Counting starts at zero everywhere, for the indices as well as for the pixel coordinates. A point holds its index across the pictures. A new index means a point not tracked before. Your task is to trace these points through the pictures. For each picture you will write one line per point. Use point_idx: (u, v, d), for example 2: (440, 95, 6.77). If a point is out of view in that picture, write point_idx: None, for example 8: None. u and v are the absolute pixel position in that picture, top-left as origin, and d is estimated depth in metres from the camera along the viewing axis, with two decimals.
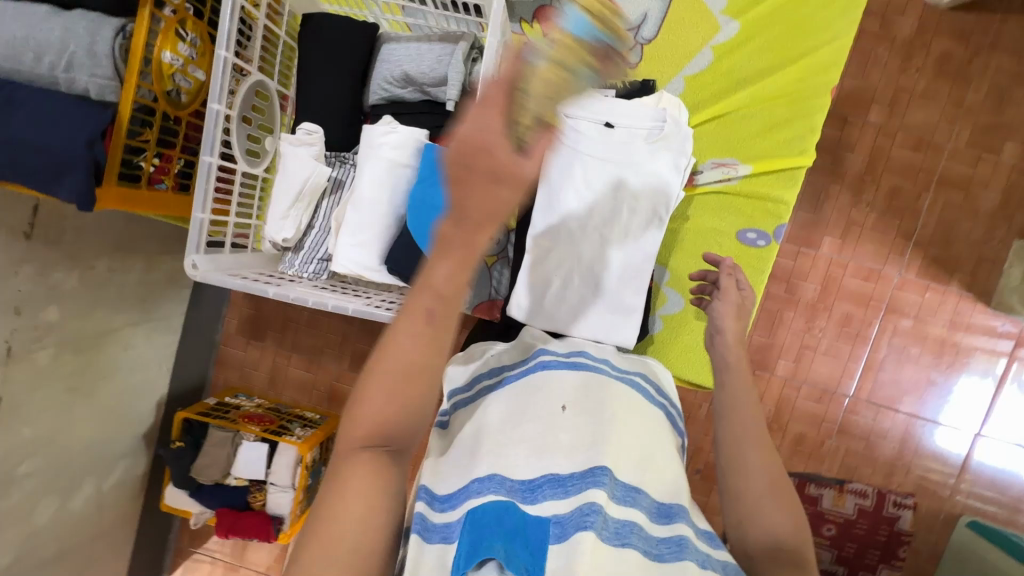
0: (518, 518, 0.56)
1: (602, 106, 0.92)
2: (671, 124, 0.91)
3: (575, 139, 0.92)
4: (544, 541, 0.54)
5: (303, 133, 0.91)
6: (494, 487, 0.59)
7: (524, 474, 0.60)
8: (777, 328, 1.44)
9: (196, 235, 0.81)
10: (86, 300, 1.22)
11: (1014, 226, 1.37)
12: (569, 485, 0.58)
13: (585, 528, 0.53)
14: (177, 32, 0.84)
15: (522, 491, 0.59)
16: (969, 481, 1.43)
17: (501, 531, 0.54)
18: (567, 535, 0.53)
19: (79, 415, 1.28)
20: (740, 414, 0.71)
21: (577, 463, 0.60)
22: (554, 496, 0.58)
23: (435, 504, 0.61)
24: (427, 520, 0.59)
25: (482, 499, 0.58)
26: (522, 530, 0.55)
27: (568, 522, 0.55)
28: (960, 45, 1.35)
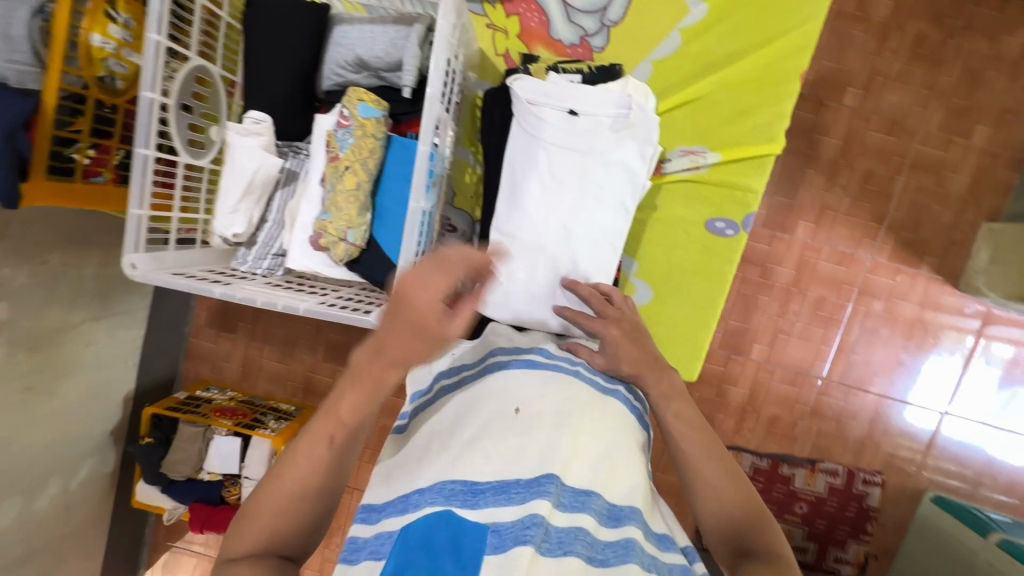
0: (455, 528, 0.56)
1: (567, 94, 0.89)
2: (637, 111, 0.88)
3: (538, 128, 0.89)
4: (480, 548, 0.54)
5: (251, 123, 0.86)
6: (433, 498, 0.58)
7: (468, 475, 0.59)
8: (751, 313, 1.45)
9: (134, 233, 0.77)
10: (39, 295, 1.16)
11: (983, 209, 1.38)
12: (512, 493, 0.58)
13: (524, 543, 0.54)
14: (106, 13, 0.79)
15: (464, 494, 0.58)
16: (935, 457, 1.46)
17: (428, 554, 0.54)
18: (505, 547, 0.54)
19: (39, 415, 1.23)
20: (689, 426, 0.72)
21: (523, 471, 0.59)
22: (497, 502, 0.57)
23: (370, 518, 0.61)
24: (357, 542, 0.59)
25: (419, 512, 0.57)
26: (458, 540, 0.55)
27: (508, 533, 0.55)
28: (934, 27, 1.34)
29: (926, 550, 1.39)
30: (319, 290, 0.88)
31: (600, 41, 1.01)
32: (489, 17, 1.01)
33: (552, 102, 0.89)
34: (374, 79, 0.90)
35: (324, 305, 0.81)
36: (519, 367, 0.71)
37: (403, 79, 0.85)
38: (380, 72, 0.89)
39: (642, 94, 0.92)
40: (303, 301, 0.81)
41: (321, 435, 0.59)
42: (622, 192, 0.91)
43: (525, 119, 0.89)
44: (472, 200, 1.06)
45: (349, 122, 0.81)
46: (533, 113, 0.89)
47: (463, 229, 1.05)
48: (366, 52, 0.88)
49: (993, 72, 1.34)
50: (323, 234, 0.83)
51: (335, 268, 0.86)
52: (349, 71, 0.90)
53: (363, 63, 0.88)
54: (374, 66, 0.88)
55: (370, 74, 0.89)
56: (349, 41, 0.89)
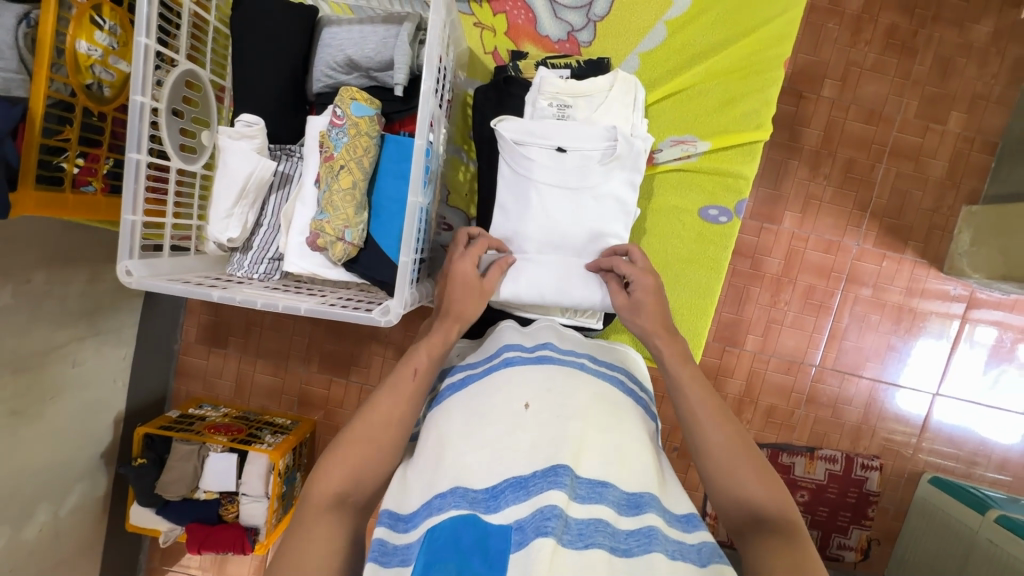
0: (480, 529, 0.55)
1: (552, 132, 0.89)
2: (623, 143, 0.87)
3: (527, 168, 0.89)
4: (505, 549, 0.53)
5: (242, 125, 0.85)
6: (456, 501, 0.57)
7: (485, 480, 0.59)
8: (744, 304, 1.46)
9: (127, 239, 0.76)
10: (24, 315, 1.14)
11: (962, 192, 1.41)
12: (530, 486, 0.57)
13: (546, 535, 0.52)
14: (92, 19, 0.78)
15: (485, 501, 0.57)
16: (930, 439, 1.49)
17: (456, 551, 0.53)
18: (528, 541, 0.52)
19: (26, 439, 1.20)
20: (699, 392, 0.75)
21: (537, 463, 0.59)
22: (515, 500, 0.57)
23: (398, 526, 0.60)
24: (386, 545, 0.58)
25: (442, 516, 0.56)
26: (481, 545, 0.54)
27: (528, 527, 0.53)
28: (906, 18, 1.38)
29: (927, 531, 1.40)
30: (320, 291, 0.88)
31: (587, 36, 1.02)
32: (476, 16, 1.02)
33: (539, 141, 0.89)
34: (365, 79, 0.89)
35: (324, 305, 0.80)
36: (526, 364, 0.73)
37: (395, 77, 0.85)
38: (371, 72, 0.89)
39: (627, 123, 0.92)
40: (303, 301, 0.80)
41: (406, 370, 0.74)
42: (614, 222, 0.90)
43: (513, 160, 0.89)
44: (466, 198, 1.06)
45: (343, 121, 0.81)
46: (520, 154, 0.89)
47: (458, 228, 1.05)
48: (356, 52, 0.87)
49: (963, 60, 1.38)
50: (321, 234, 0.81)
51: (333, 269, 0.86)
52: (339, 72, 0.90)
53: (354, 63, 0.88)
54: (365, 66, 0.88)
55: (361, 74, 0.89)
56: (339, 41, 0.88)
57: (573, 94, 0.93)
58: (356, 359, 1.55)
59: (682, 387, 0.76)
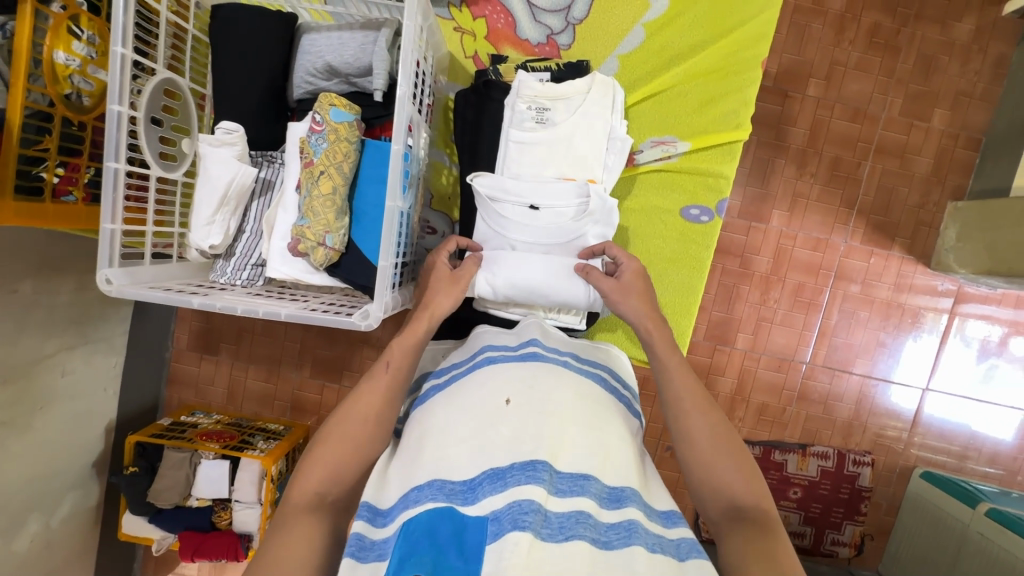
0: (456, 519, 0.55)
1: (526, 191, 0.89)
2: (596, 200, 0.87)
3: (502, 224, 0.90)
4: (481, 542, 0.52)
5: (222, 133, 0.85)
6: (432, 494, 0.58)
7: (463, 474, 0.60)
8: (734, 302, 1.47)
9: (107, 248, 0.77)
10: (12, 325, 1.14)
11: (947, 189, 1.43)
12: (507, 477, 0.57)
13: (522, 528, 0.51)
14: (70, 30, 0.79)
15: (462, 493, 0.58)
16: (921, 434, 1.50)
17: (431, 543, 0.52)
18: (503, 532, 0.52)
19: (16, 450, 1.20)
20: (684, 387, 0.75)
21: (517, 456, 0.59)
22: (492, 491, 0.57)
23: (377, 521, 0.60)
24: (365, 541, 0.58)
25: (420, 508, 0.57)
26: (457, 535, 0.53)
27: (504, 518, 0.53)
28: (888, 17, 1.39)
29: (919, 526, 1.41)
30: (304, 297, 0.88)
31: (567, 40, 1.03)
32: (456, 20, 1.03)
33: (512, 199, 0.89)
34: (345, 85, 0.90)
35: (306, 310, 0.80)
36: (508, 361, 0.73)
37: (374, 83, 0.85)
38: (350, 78, 0.89)
39: (606, 125, 0.94)
40: (284, 307, 0.80)
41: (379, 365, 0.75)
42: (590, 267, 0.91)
43: (489, 216, 0.91)
44: (449, 202, 1.06)
45: (322, 127, 0.81)
46: (495, 211, 0.90)
47: (442, 231, 1.06)
48: (336, 58, 0.88)
49: (946, 58, 1.40)
50: (302, 240, 0.81)
51: (316, 274, 0.86)
52: (319, 78, 0.90)
53: (333, 70, 0.88)
54: (344, 72, 0.88)
55: (341, 80, 0.90)
56: (318, 48, 0.89)
57: (551, 97, 0.94)
58: (348, 364, 1.55)
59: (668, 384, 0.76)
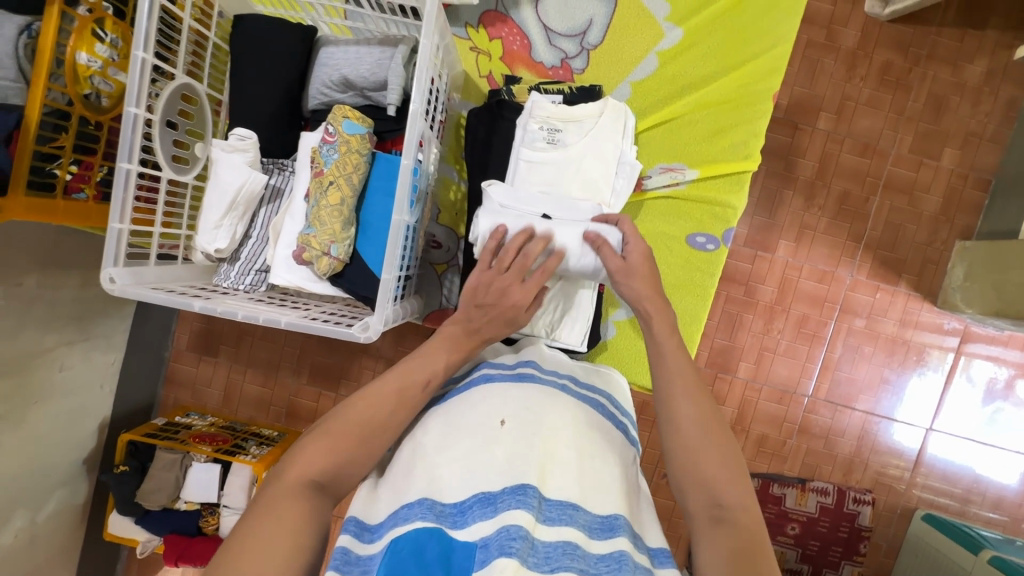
0: (444, 543, 0.54)
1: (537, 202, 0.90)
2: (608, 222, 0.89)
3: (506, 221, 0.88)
4: (470, 567, 0.52)
5: (235, 139, 0.86)
6: (422, 513, 0.56)
7: (454, 496, 0.59)
8: (737, 331, 1.46)
9: (113, 247, 0.77)
10: (15, 318, 1.14)
11: (955, 227, 1.42)
12: (497, 504, 0.56)
13: (508, 555, 0.50)
14: (93, 32, 0.80)
15: (452, 516, 0.57)
16: (924, 475, 1.47)
17: (418, 563, 0.52)
18: (490, 560, 0.51)
19: (8, 444, 1.20)
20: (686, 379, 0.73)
21: (508, 479, 0.58)
22: (482, 517, 0.56)
23: (365, 536, 0.58)
24: (349, 555, 0.56)
25: (408, 525, 0.55)
26: (446, 557, 0.53)
27: (492, 545, 0.52)
28: (900, 56, 1.40)
29: (918, 570, 1.38)
30: (305, 304, 0.88)
31: (580, 64, 1.04)
32: (472, 40, 1.04)
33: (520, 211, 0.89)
34: (359, 98, 0.91)
35: (306, 319, 0.80)
36: (505, 381, 0.71)
37: (388, 98, 0.87)
38: (365, 92, 0.91)
39: (616, 150, 0.94)
40: (284, 314, 0.80)
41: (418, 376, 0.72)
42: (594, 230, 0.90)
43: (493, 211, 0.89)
44: (456, 217, 1.06)
45: (334, 138, 0.82)
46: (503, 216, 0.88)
47: (447, 246, 1.05)
48: (352, 72, 0.89)
49: (956, 98, 1.41)
50: (307, 248, 0.82)
51: (318, 283, 0.86)
52: (334, 91, 0.91)
53: (349, 83, 0.90)
54: (360, 86, 0.89)
55: (356, 93, 0.91)
56: (335, 61, 0.90)
57: (563, 118, 0.94)
58: (346, 373, 1.55)
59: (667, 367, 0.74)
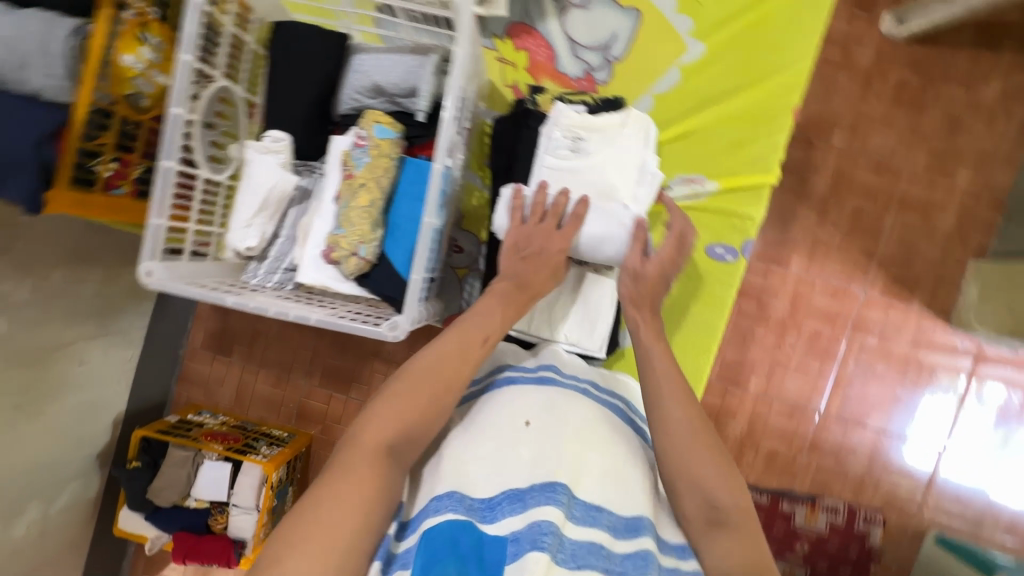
0: (476, 535, 0.56)
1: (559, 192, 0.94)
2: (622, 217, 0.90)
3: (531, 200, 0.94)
4: (501, 562, 0.55)
5: (269, 141, 0.89)
6: (453, 505, 0.57)
7: (483, 491, 0.60)
8: (748, 345, 1.46)
9: (151, 242, 0.79)
10: (37, 312, 1.17)
11: (969, 247, 1.42)
12: (527, 499, 0.58)
13: (540, 549, 0.53)
14: (139, 35, 0.82)
15: (481, 510, 0.59)
16: (936, 496, 1.45)
17: (455, 554, 0.54)
18: (522, 553, 0.54)
19: (24, 435, 1.22)
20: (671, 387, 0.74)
21: (536, 477, 0.60)
22: (511, 513, 0.58)
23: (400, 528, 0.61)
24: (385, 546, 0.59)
25: (439, 517, 0.56)
26: (478, 550, 0.56)
27: (524, 539, 0.55)
28: (915, 75, 1.42)
29: None
30: (330, 303, 0.89)
31: (604, 75, 1.06)
32: (498, 50, 1.07)
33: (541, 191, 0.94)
34: (389, 104, 0.93)
35: (334, 317, 0.82)
36: (528, 384, 0.72)
37: (419, 104, 0.91)
38: (395, 98, 0.93)
39: (638, 159, 0.96)
40: (313, 311, 0.82)
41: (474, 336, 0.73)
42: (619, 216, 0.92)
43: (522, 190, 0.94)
44: (478, 223, 1.08)
45: (366, 143, 0.84)
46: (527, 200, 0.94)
47: (469, 250, 1.07)
48: (383, 79, 0.91)
49: (971, 118, 1.42)
50: (336, 248, 0.84)
51: (345, 283, 0.88)
52: (365, 96, 0.93)
53: (380, 89, 0.92)
54: (390, 92, 0.92)
55: (385, 99, 0.93)
56: (367, 68, 0.92)
57: (586, 127, 0.96)
58: (357, 376, 1.56)
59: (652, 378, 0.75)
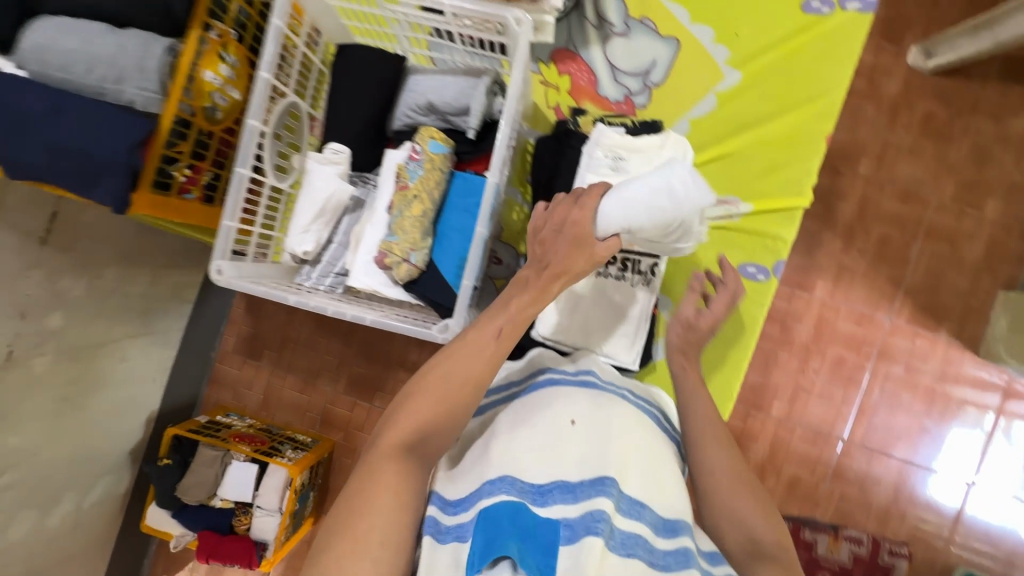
0: (529, 517, 0.58)
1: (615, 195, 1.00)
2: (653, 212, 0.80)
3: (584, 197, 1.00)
4: (554, 541, 0.57)
5: (331, 153, 0.95)
6: (506, 488, 0.61)
7: (534, 477, 0.63)
8: (772, 369, 1.47)
9: (223, 242, 0.85)
10: (91, 308, 1.24)
11: (998, 278, 1.43)
12: (578, 492, 0.61)
13: (595, 533, 0.55)
14: (220, 53, 0.89)
15: (532, 494, 0.61)
16: (964, 532, 1.43)
17: (513, 528, 0.56)
18: (577, 537, 0.56)
19: (67, 426, 1.28)
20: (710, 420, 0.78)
21: (587, 472, 0.62)
22: (562, 501, 0.60)
23: (447, 508, 0.62)
24: (439, 525, 0.60)
25: (494, 498, 0.60)
26: (533, 528, 0.57)
27: (577, 524, 0.57)
28: (942, 107, 1.45)
29: None
30: (377, 306, 0.95)
31: (643, 99, 1.11)
32: (542, 74, 1.13)
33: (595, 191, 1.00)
34: (441, 121, 0.99)
35: (384, 318, 0.87)
36: (569, 386, 0.75)
37: (469, 122, 0.95)
38: (447, 116, 0.99)
39: None
40: (366, 313, 0.87)
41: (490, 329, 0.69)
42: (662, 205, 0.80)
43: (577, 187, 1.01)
44: (517, 236, 1.12)
45: (420, 156, 0.90)
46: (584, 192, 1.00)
47: (507, 262, 1.11)
48: (437, 98, 0.97)
49: (1000, 151, 1.44)
50: (388, 254, 0.89)
51: (394, 287, 0.93)
52: (419, 114, 0.99)
53: (433, 107, 0.98)
54: (442, 110, 0.98)
55: (437, 117, 0.99)
56: (423, 88, 0.99)
57: (628, 148, 1.01)
58: (383, 385, 1.60)
59: (691, 410, 0.80)
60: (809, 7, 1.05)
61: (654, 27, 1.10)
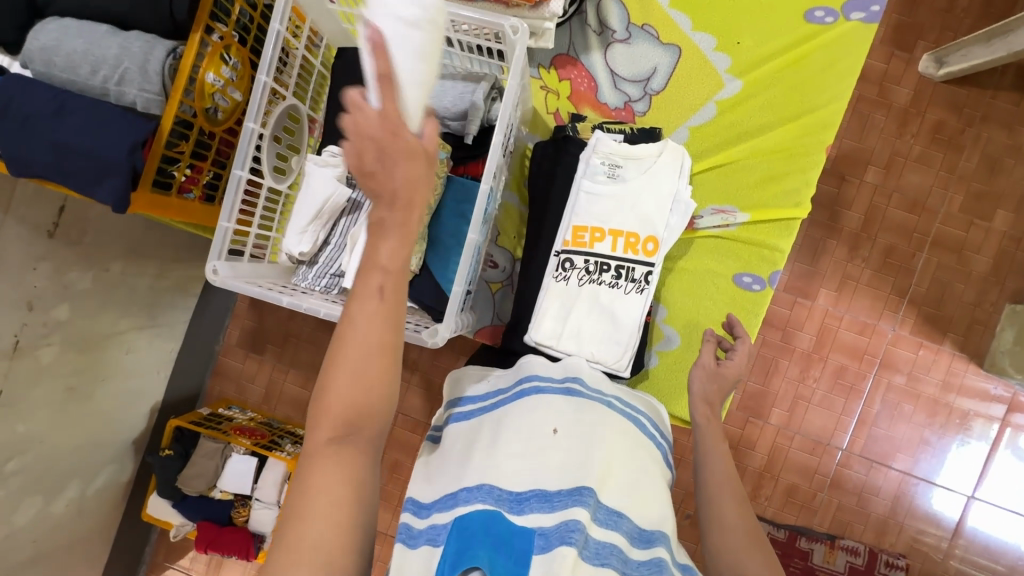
0: (504, 526, 0.60)
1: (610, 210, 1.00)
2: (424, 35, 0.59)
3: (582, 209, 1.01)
4: (528, 550, 0.58)
5: (328, 156, 0.97)
6: (482, 497, 0.63)
7: (513, 485, 0.64)
8: (772, 376, 1.46)
9: (219, 242, 0.86)
10: (98, 300, 1.26)
11: (1005, 291, 1.41)
12: (555, 501, 0.61)
13: (569, 544, 0.56)
14: (221, 56, 0.91)
15: (510, 502, 0.62)
16: (963, 546, 1.42)
17: (484, 539, 0.58)
18: (551, 547, 0.57)
19: (73, 415, 1.30)
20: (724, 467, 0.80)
21: (565, 481, 0.63)
22: (539, 509, 0.61)
23: (420, 512, 0.67)
24: (412, 529, 0.65)
25: (470, 507, 0.62)
26: (507, 538, 0.59)
27: (552, 535, 0.58)
28: (953, 116, 1.43)
29: None
30: None
31: (643, 107, 1.11)
32: (543, 79, 1.13)
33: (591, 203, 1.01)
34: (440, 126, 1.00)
35: None
36: (555, 395, 0.74)
37: (467, 128, 0.96)
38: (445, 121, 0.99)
39: (672, 188, 1.00)
40: None
41: (369, 288, 0.55)
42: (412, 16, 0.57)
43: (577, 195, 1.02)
44: (514, 240, 1.14)
45: None
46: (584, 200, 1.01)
47: (504, 266, 1.12)
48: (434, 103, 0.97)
49: (1011, 161, 1.42)
50: None
51: None
52: None
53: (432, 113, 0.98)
54: (441, 115, 0.97)
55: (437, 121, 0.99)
56: None
57: (625, 155, 1.01)
58: None
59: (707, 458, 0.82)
60: (813, 16, 1.03)
61: (656, 35, 1.10)
